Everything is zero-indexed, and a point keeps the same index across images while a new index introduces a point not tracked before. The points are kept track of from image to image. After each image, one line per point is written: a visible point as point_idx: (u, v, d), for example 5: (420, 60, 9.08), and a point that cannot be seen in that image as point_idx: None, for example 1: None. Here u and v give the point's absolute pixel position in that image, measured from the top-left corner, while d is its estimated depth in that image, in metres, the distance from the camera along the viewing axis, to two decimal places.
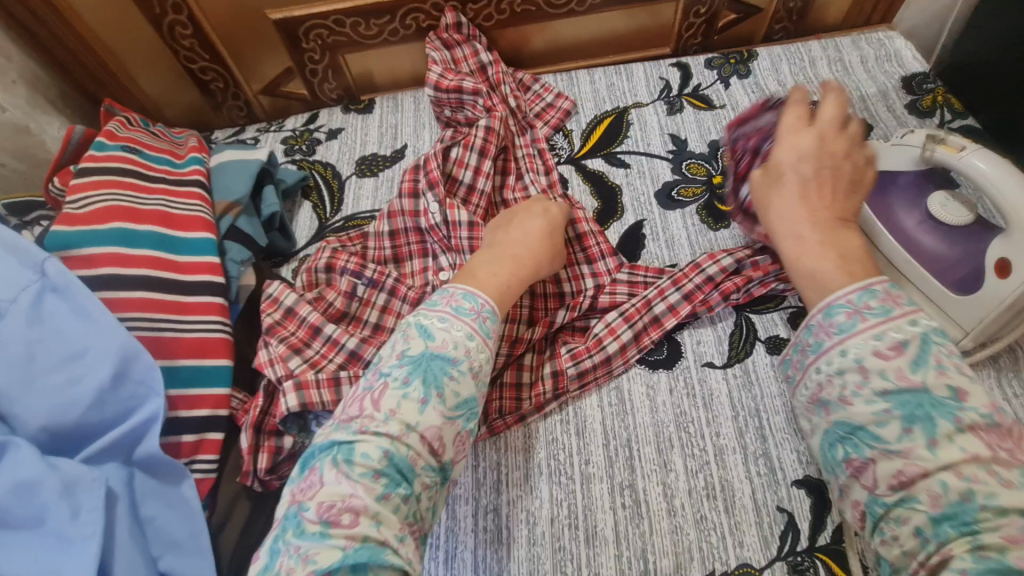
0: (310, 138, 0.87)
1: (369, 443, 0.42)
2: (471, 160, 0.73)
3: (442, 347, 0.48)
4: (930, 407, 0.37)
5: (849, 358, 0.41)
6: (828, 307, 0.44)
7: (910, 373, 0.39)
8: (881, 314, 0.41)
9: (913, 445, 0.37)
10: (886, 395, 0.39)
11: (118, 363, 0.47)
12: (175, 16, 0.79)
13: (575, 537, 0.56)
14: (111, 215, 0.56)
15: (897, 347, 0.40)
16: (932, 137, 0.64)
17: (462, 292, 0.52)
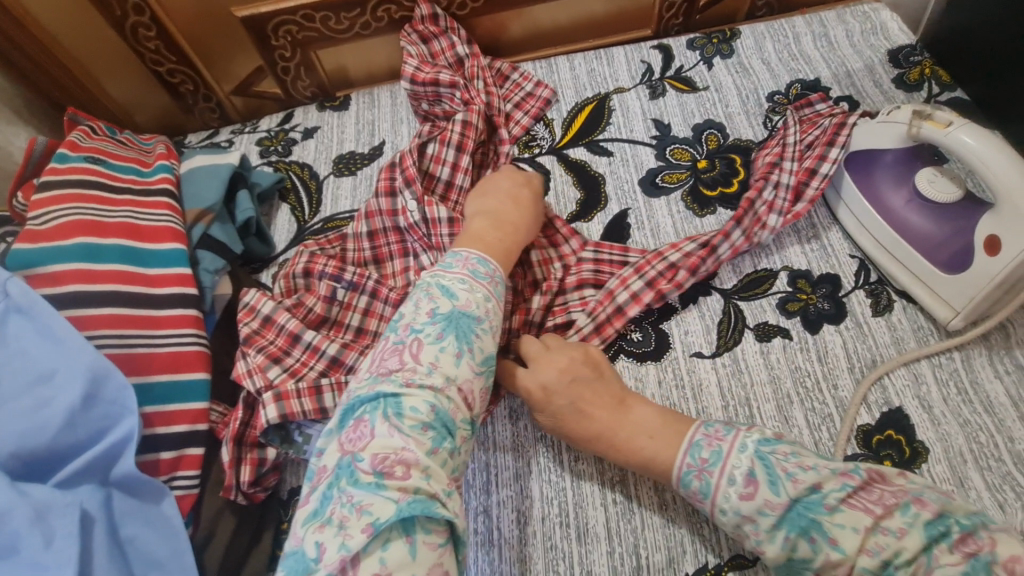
0: (285, 138, 0.85)
1: (416, 398, 0.45)
2: (448, 156, 0.71)
3: (467, 305, 0.51)
4: (807, 514, 0.44)
5: (731, 512, 0.47)
6: (681, 477, 0.50)
7: (775, 498, 0.45)
8: (718, 465, 0.48)
9: (826, 551, 0.42)
10: (776, 526, 0.45)
11: (88, 384, 0.46)
12: (138, 17, 0.77)
13: (567, 535, 0.56)
14: (76, 230, 0.55)
15: (750, 481, 0.46)
16: (919, 112, 0.62)
17: (476, 257, 0.55)
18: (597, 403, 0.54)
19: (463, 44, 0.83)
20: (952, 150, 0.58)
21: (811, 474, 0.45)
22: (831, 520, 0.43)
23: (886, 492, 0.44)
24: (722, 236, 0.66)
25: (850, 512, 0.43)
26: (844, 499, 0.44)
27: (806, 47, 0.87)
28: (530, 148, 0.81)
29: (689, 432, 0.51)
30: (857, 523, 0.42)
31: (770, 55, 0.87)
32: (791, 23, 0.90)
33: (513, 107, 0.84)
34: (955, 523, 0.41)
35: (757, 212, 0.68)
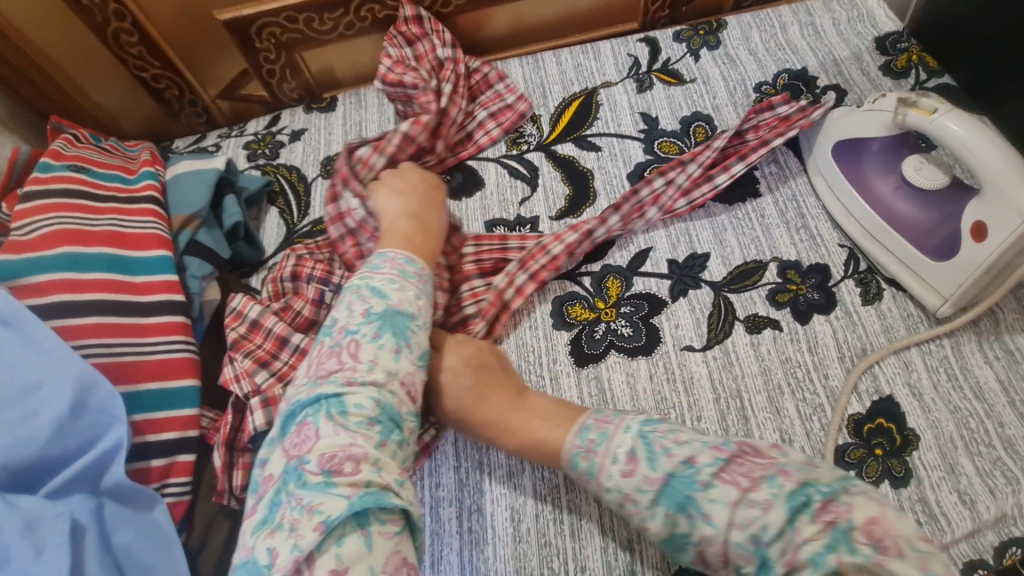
0: (273, 140, 0.85)
1: (359, 395, 0.45)
2: (373, 164, 0.71)
3: (400, 304, 0.51)
4: (683, 489, 0.44)
5: (614, 490, 0.46)
6: (569, 459, 0.49)
7: (653, 474, 0.45)
8: (602, 444, 0.47)
9: (700, 527, 0.43)
10: (655, 501, 0.44)
11: (76, 393, 0.47)
12: (119, 23, 0.76)
13: (560, 532, 0.56)
14: (59, 240, 0.54)
15: (631, 458, 0.46)
16: (903, 100, 0.62)
17: (403, 257, 0.56)
18: (499, 391, 0.55)
19: (446, 47, 0.82)
20: (938, 137, 0.58)
21: (685, 448, 0.45)
22: (705, 496, 0.43)
23: (756, 464, 0.44)
24: (598, 223, 0.70)
25: (721, 487, 0.43)
26: (716, 474, 0.43)
27: (792, 36, 0.87)
28: (518, 145, 0.81)
29: (581, 417, 0.50)
30: (726, 497, 0.42)
31: (757, 45, 0.87)
32: (777, 13, 0.89)
33: (482, 113, 0.83)
34: (816, 492, 0.41)
35: (641, 202, 0.72)
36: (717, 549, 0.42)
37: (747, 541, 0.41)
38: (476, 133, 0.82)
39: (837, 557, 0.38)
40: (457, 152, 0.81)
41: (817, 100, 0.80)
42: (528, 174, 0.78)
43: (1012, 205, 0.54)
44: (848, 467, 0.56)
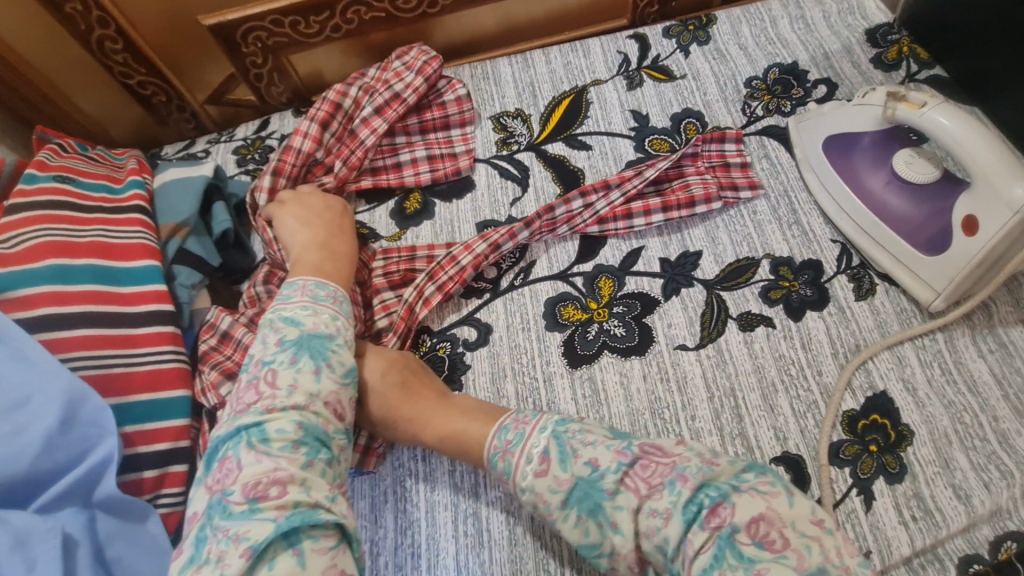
0: (262, 145, 0.85)
1: (281, 419, 0.45)
2: (265, 180, 0.71)
3: (316, 327, 0.51)
4: (592, 492, 0.44)
5: (528, 491, 0.46)
6: (490, 458, 0.49)
7: (563, 475, 0.44)
8: (517, 446, 0.47)
9: (608, 533, 0.43)
10: (567, 503, 0.44)
11: (65, 408, 0.46)
12: (103, 30, 0.76)
13: (557, 534, 0.56)
14: (45, 253, 0.54)
15: (545, 458, 0.45)
16: (892, 95, 0.61)
17: (313, 283, 0.56)
18: (422, 393, 0.57)
19: (412, 76, 0.80)
20: (928, 131, 0.58)
21: (590, 449, 0.45)
22: (612, 502, 0.43)
23: (659, 468, 0.43)
24: (507, 237, 0.70)
25: (625, 494, 0.43)
26: (621, 479, 0.43)
27: (782, 30, 0.86)
28: (508, 145, 0.81)
29: (503, 418, 0.51)
30: (629, 503, 0.43)
31: (747, 39, 0.86)
32: (767, 6, 0.89)
33: (420, 150, 0.80)
34: (707, 497, 0.41)
35: (553, 219, 0.71)
36: (630, 560, 0.43)
37: (653, 547, 0.41)
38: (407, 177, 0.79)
39: (722, 571, 0.38)
40: (376, 177, 0.79)
41: (808, 94, 0.80)
42: (519, 175, 0.78)
43: (1002, 198, 0.54)
44: (842, 464, 0.56)
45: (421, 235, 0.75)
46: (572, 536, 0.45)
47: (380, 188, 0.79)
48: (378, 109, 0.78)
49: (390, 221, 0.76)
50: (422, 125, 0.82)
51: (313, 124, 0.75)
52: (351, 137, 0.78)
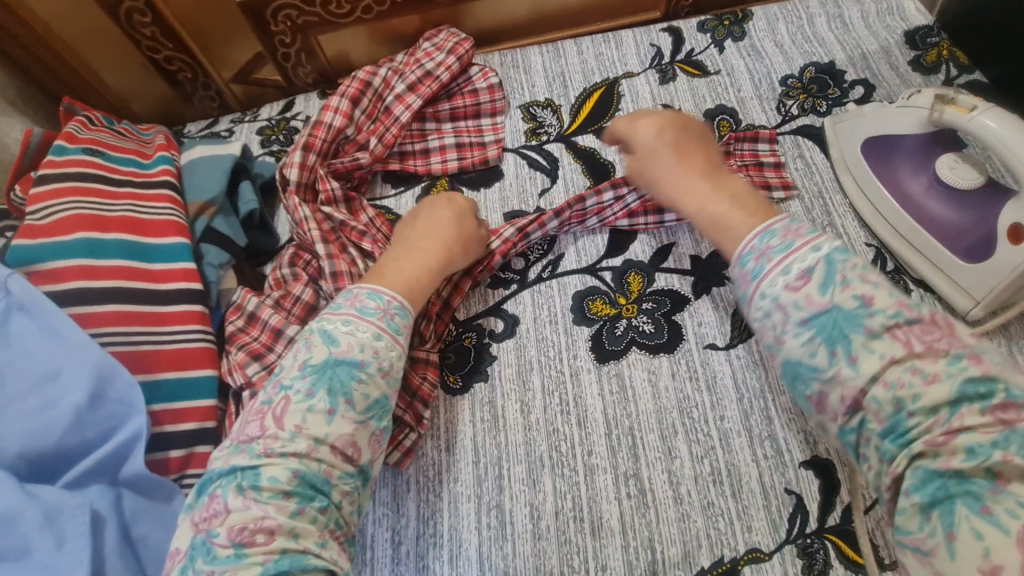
0: (288, 126, 0.83)
1: (278, 466, 0.44)
2: (294, 156, 0.70)
3: (347, 351, 0.49)
4: (845, 323, 0.39)
5: (769, 298, 0.43)
6: (739, 259, 0.46)
7: (820, 297, 0.41)
8: (784, 252, 0.43)
9: (840, 366, 0.39)
10: (807, 322, 0.40)
11: (95, 382, 0.45)
12: (132, 2, 0.75)
13: (581, 530, 0.55)
14: (75, 225, 0.53)
15: (805, 275, 0.42)
16: (941, 97, 0.60)
17: (366, 293, 0.53)
18: (692, 163, 0.56)
19: (445, 56, 0.79)
20: (976, 136, 0.57)
21: (867, 287, 0.40)
22: (867, 340, 0.39)
23: (943, 337, 0.38)
24: (537, 225, 0.69)
25: (887, 340, 0.38)
26: (890, 328, 0.39)
27: (820, 29, 0.85)
28: (537, 136, 0.79)
29: (768, 223, 0.46)
30: (888, 351, 0.38)
31: (783, 37, 0.85)
32: (804, 4, 0.87)
33: (448, 138, 0.79)
34: (999, 391, 0.36)
35: (582, 211, 0.70)
36: (846, 394, 0.39)
37: (889, 398, 0.37)
38: (434, 163, 0.78)
39: (1004, 454, 0.34)
40: (404, 163, 0.78)
41: (845, 94, 0.79)
42: (548, 166, 0.77)
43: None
44: None
45: None
46: (790, 355, 0.41)
47: (406, 173, 0.78)
48: (411, 86, 0.78)
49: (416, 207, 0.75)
50: (453, 112, 0.80)
51: (343, 99, 0.74)
52: (383, 114, 0.77)
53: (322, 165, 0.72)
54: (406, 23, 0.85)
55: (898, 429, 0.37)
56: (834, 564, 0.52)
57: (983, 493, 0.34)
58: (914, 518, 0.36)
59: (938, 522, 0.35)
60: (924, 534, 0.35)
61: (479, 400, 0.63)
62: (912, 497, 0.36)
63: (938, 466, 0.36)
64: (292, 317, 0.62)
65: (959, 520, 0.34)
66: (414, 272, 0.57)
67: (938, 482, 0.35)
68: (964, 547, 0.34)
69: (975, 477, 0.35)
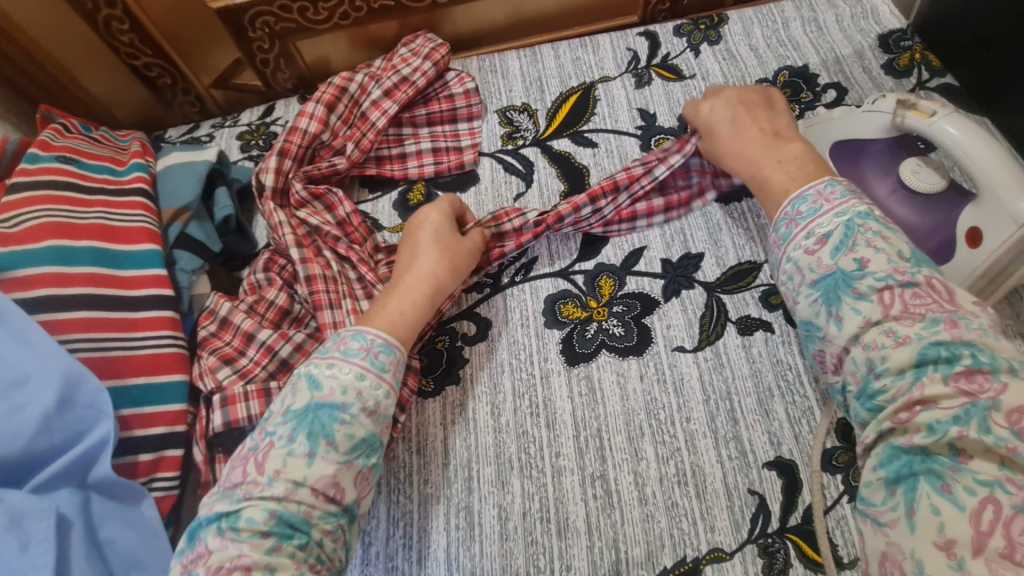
0: (267, 131, 0.84)
1: (256, 506, 0.44)
2: (270, 161, 0.71)
3: (328, 395, 0.49)
4: (842, 285, 0.46)
5: (792, 262, 0.51)
6: (775, 225, 0.54)
7: (829, 259, 0.48)
8: (810, 218, 0.51)
9: (830, 324, 0.46)
10: (816, 283, 0.48)
11: (62, 388, 0.46)
12: (110, 10, 0.76)
13: (547, 530, 0.56)
14: (46, 233, 0.54)
15: (822, 240, 0.49)
16: (902, 103, 0.61)
17: (351, 334, 0.54)
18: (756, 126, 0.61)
19: (421, 62, 0.80)
20: (936, 140, 0.57)
21: (873, 253, 0.46)
22: (855, 301, 0.45)
23: (932, 304, 0.43)
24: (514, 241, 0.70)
25: (870, 301, 0.45)
26: (879, 289, 0.45)
27: (794, 33, 0.85)
28: (513, 140, 0.80)
29: (800, 191, 0.53)
30: (869, 313, 0.44)
31: (758, 41, 0.85)
32: (780, 7, 0.88)
33: (425, 142, 0.80)
34: (971, 358, 0.40)
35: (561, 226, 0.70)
36: (833, 351, 0.47)
37: (863, 357, 0.44)
38: (411, 167, 0.79)
39: (961, 429, 0.38)
40: (380, 167, 0.79)
41: (818, 98, 0.79)
42: (523, 170, 0.78)
43: (1008, 211, 0.53)
44: (835, 470, 0.56)
45: None
46: (802, 315, 0.49)
47: (382, 177, 0.79)
48: (387, 91, 0.78)
49: (392, 212, 0.76)
50: (429, 117, 0.81)
51: (319, 105, 0.75)
52: (359, 119, 0.78)
53: (298, 170, 0.73)
54: (384, 28, 0.85)
55: (868, 392, 0.43)
56: (794, 563, 0.53)
57: (945, 472, 0.37)
58: (880, 491, 0.40)
59: (902, 497, 0.38)
60: (886, 507, 0.39)
61: (451, 402, 0.64)
62: (879, 471, 0.40)
63: (904, 444, 0.40)
64: (266, 321, 0.63)
65: (920, 496, 0.37)
66: (393, 311, 0.57)
67: (903, 458, 0.39)
68: (922, 521, 0.37)
69: (939, 455, 0.38)
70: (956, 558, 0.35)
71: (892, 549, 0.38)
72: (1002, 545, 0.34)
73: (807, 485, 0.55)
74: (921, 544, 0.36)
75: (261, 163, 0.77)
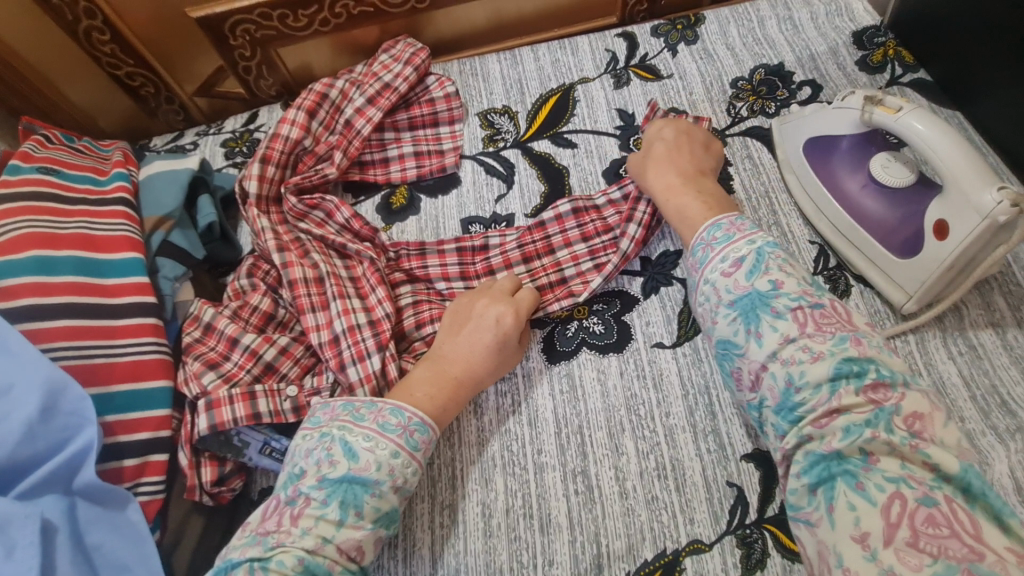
0: (250, 138, 0.85)
1: (287, 552, 0.45)
2: (253, 169, 0.71)
3: (365, 469, 0.50)
4: (759, 304, 0.48)
5: (710, 283, 0.52)
6: (693, 248, 0.55)
7: (744, 282, 0.50)
8: (725, 241, 0.52)
9: (750, 342, 0.47)
10: (733, 304, 0.49)
11: (46, 396, 0.47)
12: (90, 21, 0.76)
13: (530, 526, 0.57)
14: (29, 243, 0.55)
15: (736, 264, 0.51)
16: (869, 99, 0.62)
17: (390, 407, 0.54)
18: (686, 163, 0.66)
19: (400, 66, 0.81)
20: (902, 136, 0.58)
21: (782, 274, 0.49)
22: (773, 319, 0.47)
23: (837, 323, 0.46)
24: (571, 260, 0.69)
25: (787, 319, 0.46)
26: (793, 309, 0.47)
27: (770, 31, 0.87)
28: (494, 142, 0.81)
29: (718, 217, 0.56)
30: (786, 330, 0.46)
31: (734, 40, 0.87)
32: (756, 6, 0.89)
33: (407, 147, 0.81)
34: (875, 371, 0.43)
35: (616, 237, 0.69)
36: (752, 368, 0.47)
37: (783, 372, 0.45)
38: (393, 171, 0.80)
39: (875, 431, 0.41)
40: (364, 172, 0.80)
41: (793, 95, 0.80)
42: (504, 172, 0.79)
43: (972, 204, 0.54)
44: None
45: (405, 230, 0.76)
46: (720, 334, 0.50)
47: (366, 182, 0.80)
48: (370, 99, 0.79)
49: (375, 215, 0.77)
50: (411, 121, 0.82)
51: (300, 112, 0.75)
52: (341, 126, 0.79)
53: (281, 177, 0.74)
54: (365, 33, 0.86)
55: (791, 407, 0.44)
56: (771, 554, 0.54)
57: (859, 470, 0.40)
58: (805, 497, 0.41)
59: (823, 497, 0.40)
60: (812, 508, 0.41)
61: None
62: (803, 478, 0.42)
63: (824, 451, 0.42)
64: (250, 326, 0.64)
65: (839, 495, 0.40)
66: (441, 403, 0.56)
67: (823, 464, 0.41)
68: (841, 516, 0.39)
69: (852, 456, 0.41)
70: (871, 549, 0.37)
71: (822, 547, 0.39)
72: (908, 535, 0.36)
73: (783, 476, 0.56)
74: (841, 539, 0.38)
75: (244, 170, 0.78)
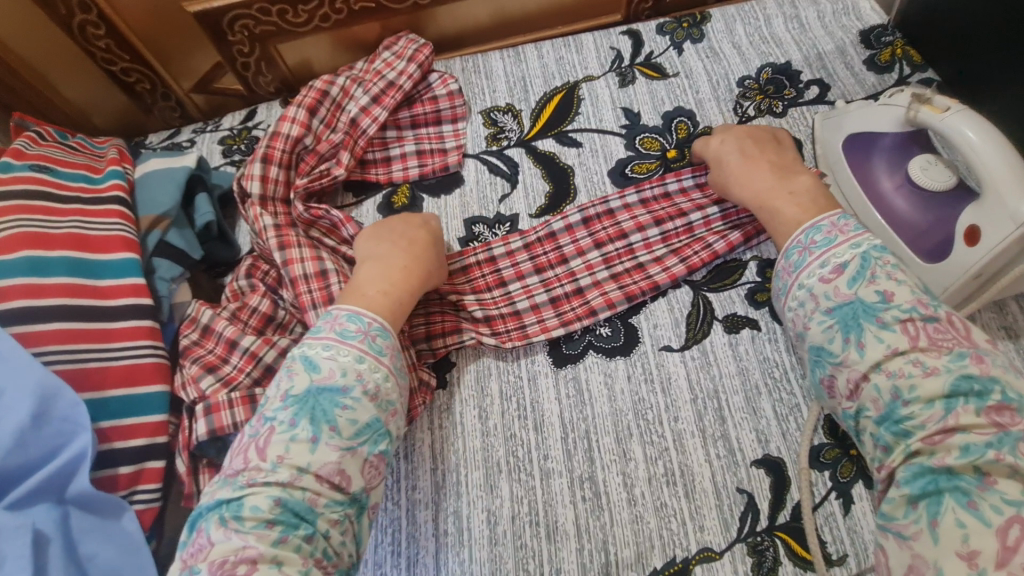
0: (249, 136, 0.83)
1: (259, 494, 0.43)
2: (254, 169, 0.69)
3: (328, 377, 0.49)
4: (862, 314, 0.47)
5: (806, 288, 0.51)
6: (785, 251, 0.54)
7: (847, 289, 0.48)
8: (824, 246, 0.51)
9: (851, 351, 0.46)
10: (831, 311, 0.48)
11: (37, 402, 0.45)
12: (84, 15, 0.74)
13: (536, 534, 0.56)
14: (20, 243, 0.53)
15: (839, 269, 0.50)
16: (917, 96, 0.61)
17: (346, 314, 0.53)
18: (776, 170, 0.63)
19: (402, 64, 0.80)
20: (948, 137, 0.57)
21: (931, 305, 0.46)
22: (878, 330, 0.46)
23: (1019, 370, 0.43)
24: (586, 270, 0.68)
25: (896, 331, 0.45)
26: (903, 321, 0.45)
27: (777, 29, 0.86)
28: (497, 141, 0.80)
29: (816, 219, 0.54)
30: (895, 342, 0.45)
31: (741, 38, 0.85)
32: (762, 4, 0.88)
33: (410, 146, 0.80)
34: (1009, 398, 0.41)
35: (631, 245, 0.69)
36: (851, 376, 0.46)
37: (888, 385, 0.44)
38: (396, 171, 0.78)
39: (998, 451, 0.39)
40: (366, 172, 0.79)
41: (801, 95, 0.79)
42: (508, 171, 0.77)
43: (1008, 211, 0.53)
44: (822, 467, 0.56)
45: None
46: (814, 341, 0.49)
47: (367, 182, 0.78)
48: (375, 97, 0.78)
49: (377, 215, 0.76)
50: (414, 119, 0.81)
51: (300, 109, 0.74)
52: (340, 123, 0.77)
53: (285, 177, 0.72)
54: (366, 30, 0.85)
55: (892, 417, 0.43)
56: (783, 561, 0.53)
57: (972, 489, 0.38)
58: (901, 507, 0.41)
59: (924, 509, 0.39)
60: (908, 520, 0.40)
61: (438, 407, 0.63)
62: (902, 489, 0.41)
63: (931, 463, 0.40)
64: (249, 328, 0.62)
65: (945, 510, 0.38)
66: (395, 294, 0.56)
67: (928, 477, 0.40)
68: (945, 533, 0.38)
69: (965, 474, 0.39)
70: (979, 569, 0.36)
71: (916, 560, 0.39)
72: None
73: (795, 482, 0.55)
74: (944, 555, 0.37)
75: (243, 168, 0.76)
